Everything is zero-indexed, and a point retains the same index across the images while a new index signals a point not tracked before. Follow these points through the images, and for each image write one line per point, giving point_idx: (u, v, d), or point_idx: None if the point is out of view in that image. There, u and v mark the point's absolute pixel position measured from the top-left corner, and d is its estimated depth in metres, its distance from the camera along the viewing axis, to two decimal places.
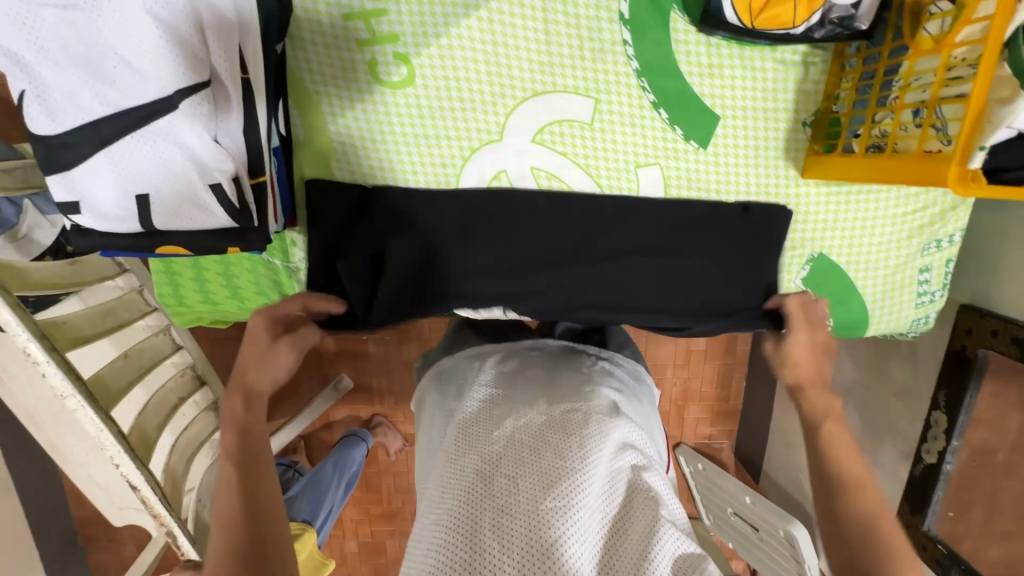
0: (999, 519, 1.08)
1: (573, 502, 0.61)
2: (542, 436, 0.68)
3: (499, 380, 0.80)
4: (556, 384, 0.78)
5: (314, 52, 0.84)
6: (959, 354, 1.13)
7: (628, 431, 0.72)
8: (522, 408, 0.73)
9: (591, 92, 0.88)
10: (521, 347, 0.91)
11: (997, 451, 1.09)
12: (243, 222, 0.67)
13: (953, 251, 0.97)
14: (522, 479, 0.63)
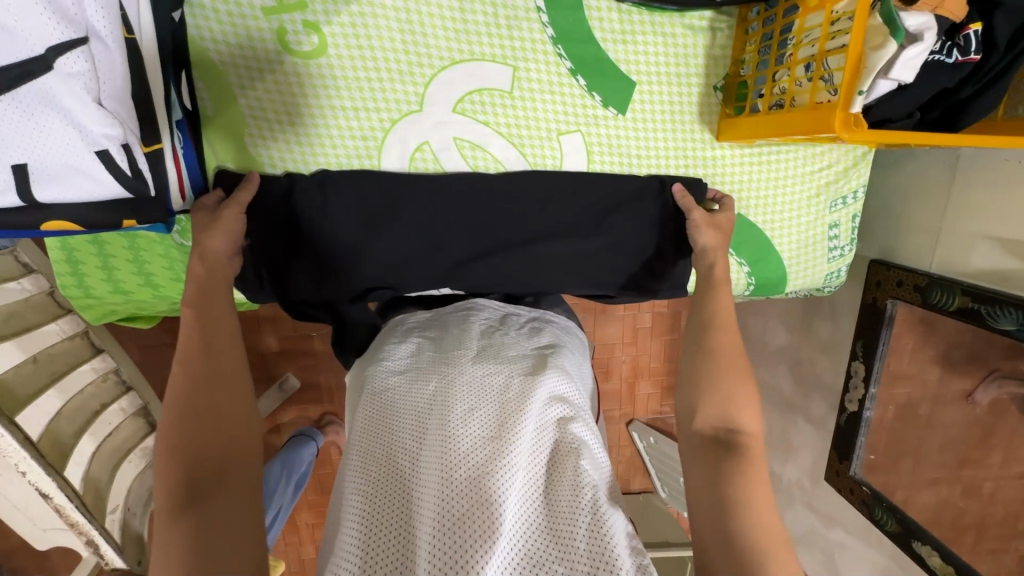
0: (926, 466, 1.16)
1: (501, 459, 0.62)
2: (471, 398, 0.68)
3: (423, 352, 0.79)
4: (481, 351, 0.77)
5: (216, 21, 0.80)
6: (872, 307, 1.21)
7: (557, 385, 0.74)
8: (450, 371, 0.73)
9: (509, 60, 0.89)
10: (449, 314, 0.90)
11: (921, 406, 1.17)
12: (142, 190, 0.65)
13: (857, 206, 1.03)
14: (450, 439, 0.64)
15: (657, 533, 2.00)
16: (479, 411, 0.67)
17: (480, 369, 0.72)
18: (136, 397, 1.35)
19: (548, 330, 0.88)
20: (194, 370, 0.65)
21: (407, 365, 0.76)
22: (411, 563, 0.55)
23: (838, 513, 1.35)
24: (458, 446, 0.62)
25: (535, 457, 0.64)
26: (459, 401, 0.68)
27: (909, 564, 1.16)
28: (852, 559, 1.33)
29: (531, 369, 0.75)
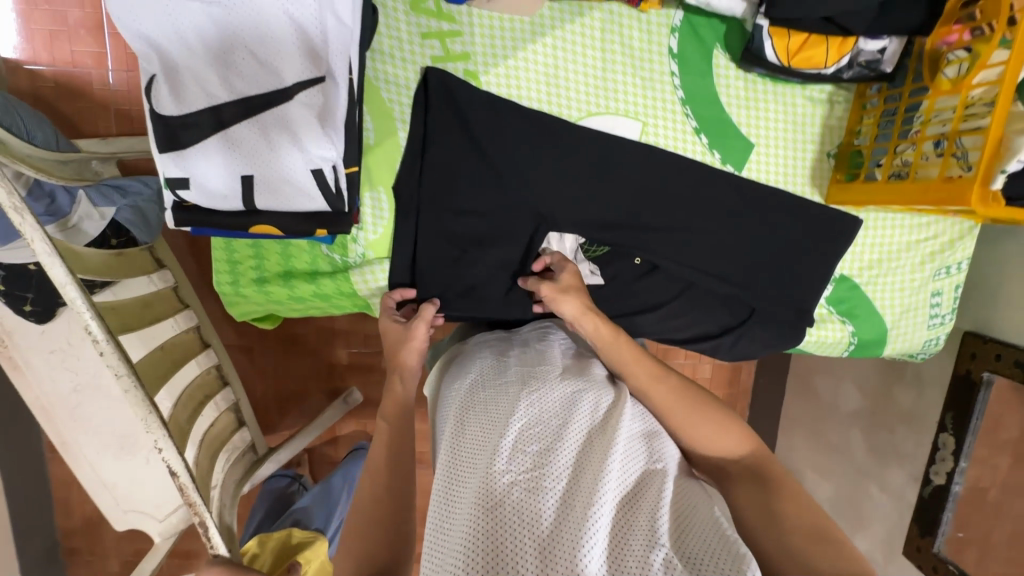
0: None
1: (593, 466, 0.63)
2: (558, 409, 0.71)
3: (509, 369, 0.83)
4: (568, 371, 0.81)
5: (392, 65, 0.92)
6: (964, 379, 1.21)
7: (641, 410, 0.75)
8: (536, 383, 0.76)
9: (639, 116, 0.97)
10: (532, 340, 0.93)
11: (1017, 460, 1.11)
12: (338, 206, 0.72)
13: (960, 277, 1.06)
14: (542, 446, 0.66)
15: None
16: (568, 418, 0.70)
17: (566, 385, 0.76)
18: (228, 393, 1.47)
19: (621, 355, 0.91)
20: (378, 475, 0.76)
21: (497, 381, 0.80)
22: (514, 556, 0.56)
23: None
24: (552, 447, 0.66)
25: (629, 466, 0.65)
26: (549, 409, 0.71)
27: None
28: None
29: (616, 391, 0.77)
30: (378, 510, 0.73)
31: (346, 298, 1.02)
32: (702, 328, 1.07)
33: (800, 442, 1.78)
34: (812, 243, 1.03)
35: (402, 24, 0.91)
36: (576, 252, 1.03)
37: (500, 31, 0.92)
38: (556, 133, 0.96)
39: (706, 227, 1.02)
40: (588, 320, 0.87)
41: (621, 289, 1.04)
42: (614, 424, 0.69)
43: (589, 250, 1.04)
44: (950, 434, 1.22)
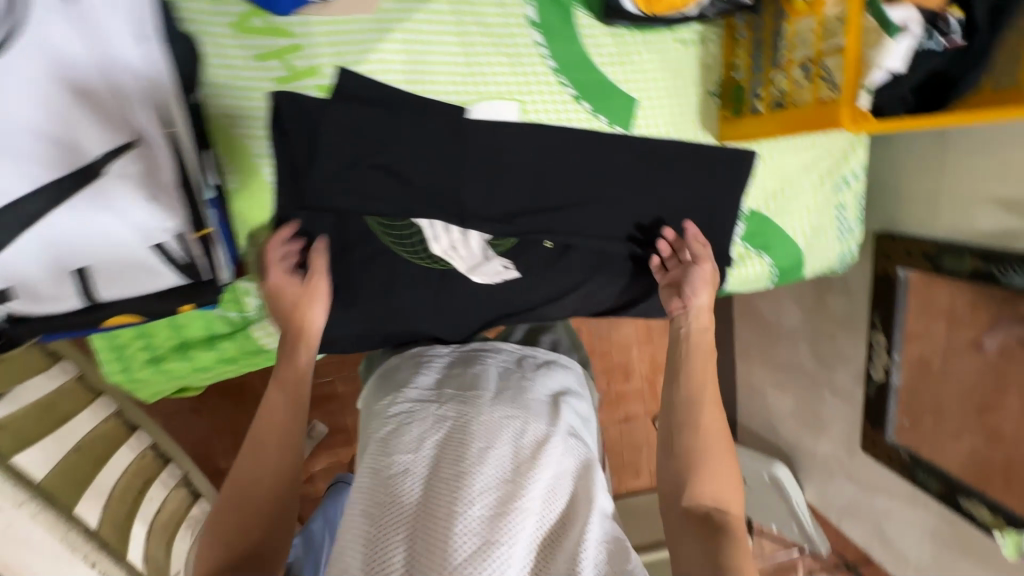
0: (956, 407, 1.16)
1: (512, 506, 0.66)
2: (485, 440, 0.72)
3: (440, 389, 0.82)
4: (501, 393, 0.80)
5: (234, 97, 0.83)
6: (884, 277, 1.26)
7: (571, 436, 0.77)
8: (464, 410, 0.76)
9: (515, 95, 0.92)
10: (467, 353, 0.92)
11: (936, 356, 1.19)
12: (195, 275, 0.67)
13: (860, 185, 1.08)
14: (464, 483, 0.67)
15: None
16: (492, 452, 0.71)
17: (496, 411, 0.76)
18: (175, 466, 1.41)
19: (556, 364, 0.93)
20: (257, 450, 0.73)
21: (426, 401, 0.79)
22: None
23: (883, 480, 1.38)
24: (471, 483, 0.67)
25: (549, 500, 0.69)
26: (475, 438, 0.71)
27: (956, 519, 1.20)
28: (899, 523, 1.36)
29: (547, 415, 0.78)
30: (256, 497, 0.70)
31: (256, 354, 0.96)
32: (626, 293, 1.07)
33: (757, 364, 1.84)
34: (720, 185, 1.00)
35: (230, 49, 0.81)
36: (486, 252, 0.98)
37: (341, 36, 0.84)
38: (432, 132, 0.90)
39: (612, 192, 0.98)
40: (710, 318, 0.88)
41: (539, 276, 1.03)
42: (540, 458, 0.71)
43: (497, 243, 0.98)
44: (881, 332, 1.27)
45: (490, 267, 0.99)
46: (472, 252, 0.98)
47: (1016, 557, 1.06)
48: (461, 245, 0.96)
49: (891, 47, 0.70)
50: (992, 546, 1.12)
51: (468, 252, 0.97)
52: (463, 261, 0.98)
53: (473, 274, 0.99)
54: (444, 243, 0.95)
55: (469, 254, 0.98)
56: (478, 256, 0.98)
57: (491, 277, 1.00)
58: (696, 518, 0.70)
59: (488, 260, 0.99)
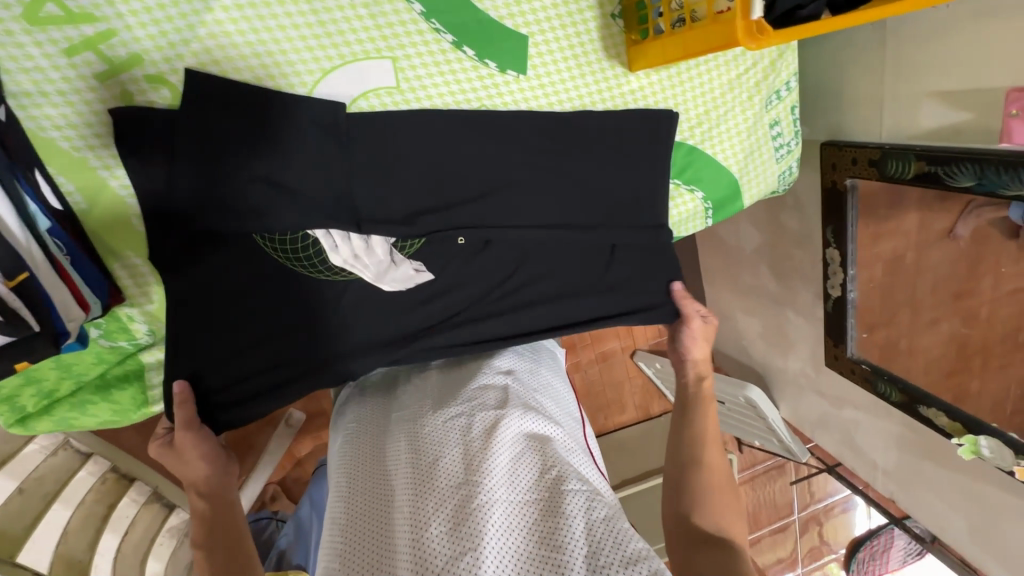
0: (925, 308, 1.15)
1: (473, 500, 0.63)
2: (435, 448, 0.70)
3: (387, 414, 0.81)
4: (444, 397, 0.79)
5: (51, 104, 0.71)
6: (832, 190, 1.17)
7: (525, 415, 0.75)
8: (411, 425, 0.75)
9: (384, 52, 0.80)
10: (411, 376, 0.91)
11: (906, 255, 1.15)
12: (23, 330, 0.60)
13: (793, 97, 0.98)
14: (422, 495, 0.65)
15: None
16: (443, 453, 0.69)
17: (442, 417, 0.75)
18: (143, 484, 1.36)
19: (503, 354, 0.91)
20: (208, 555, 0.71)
21: (377, 429, 0.78)
22: None
23: (848, 393, 1.37)
24: (428, 489, 0.65)
25: (515, 487, 0.66)
26: (423, 447, 0.71)
27: (919, 425, 1.18)
28: (867, 433, 1.36)
29: (498, 403, 0.77)
30: None
31: (159, 384, 0.90)
32: (554, 266, 0.99)
33: (723, 289, 1.80)
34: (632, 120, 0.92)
35: (28, 48, 0.68)
36: (392, 256, 0.90)
37: (159, 11, 0.71)
38: (295, 110, 0.78)
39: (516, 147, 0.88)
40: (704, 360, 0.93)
41: (456, 274, 0.94)
42: (494, 444, 0.69)
43: (405, 246, 0.91)
44: (834, 248, 1.22)
45: (401, 275, 0.90)
46: (378, 260, 0.89)
47: (973, 457, 1.05)
48: (365, 254, 0.88)
49: None
50: (953, 447, 1.11)
51: (373, 258, 0.88)
52: (369, 271, 0.88)
53: (382, 282, 0.88)
54: (345, 253, 0.87)
55: (374, 261, 0.88)
56: (384, 261, 0.89)
57: (404, 283, 0.90)
58: (700, 543, 0.72)
59: (397, 265, 0.90)
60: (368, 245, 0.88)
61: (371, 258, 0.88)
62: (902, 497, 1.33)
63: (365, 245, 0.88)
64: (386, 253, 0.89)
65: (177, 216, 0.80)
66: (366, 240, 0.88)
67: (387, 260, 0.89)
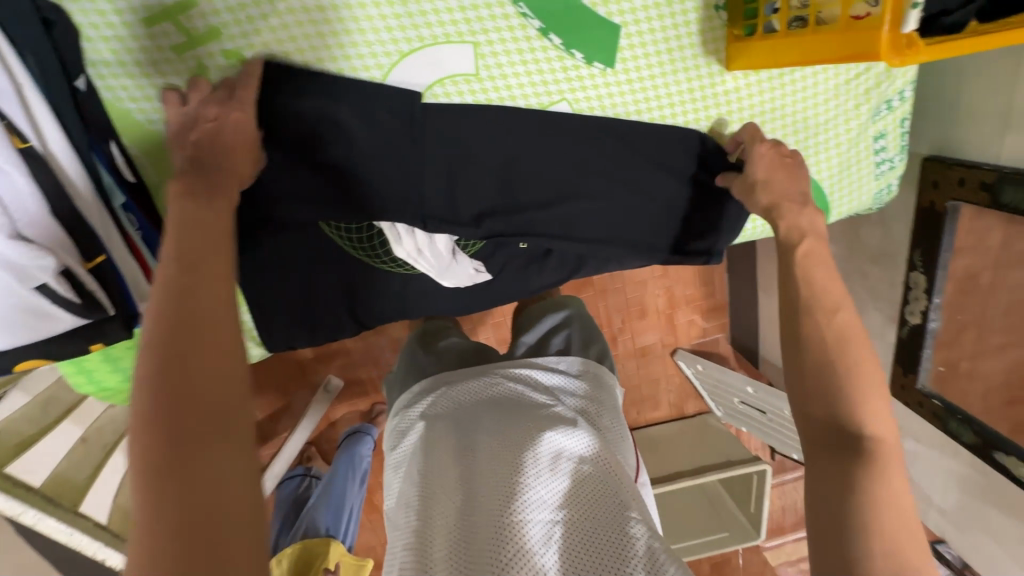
0: (990, 333, 1.02)
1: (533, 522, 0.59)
2: (497, 455, 0.66)
3: (444, 417, 0.74)
4: (510, 410, 0.73)
5: (125, 78, 0.69)
6: (929, 211, 1.07)
7: (592, 440, 0.70)
8: (474, 426, 0.71)
9: (466, 36, 0.75)
10: (461, 369, 0.83)
11: (981, 275, 1.01)
12: (99, 314, 0.66)
13: (905, 108, 0.88)
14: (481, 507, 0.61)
15: (717, 454, 2.00)
16: (515, 477, 0.63)
17: (507, 423, 0.70)
18: None
19: (572, 364, 0.85)
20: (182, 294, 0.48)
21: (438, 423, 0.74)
22: None
23: (909, 424, 1.29)
24: (501, 518, 0.59)
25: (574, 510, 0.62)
26: (492, 471, 0.64)
27: (990, 470, 1.10)
28: (925, 468, 1.29)
29: (566, 420, 0.72)
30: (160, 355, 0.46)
31: None
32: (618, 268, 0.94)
33: None
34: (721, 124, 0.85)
35: (105, 11, 0.65)
36: (456, 254, 0.93)
37: None
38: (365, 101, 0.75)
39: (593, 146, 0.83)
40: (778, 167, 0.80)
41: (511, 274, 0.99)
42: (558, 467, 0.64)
43: (466, 245, 0.94)
44: (921, 273, 1.12)
45: (458, 271, 0.95)
46: (440, 255, 0.92)
47: None
48: (426, 251, 0.90)
49: None
50: None
51: (435, 254, 0.92)
52: (430, 265, 0.92)
53: (443, 278, 0.94)
54: (408, 247, 0.89)
55: (436, 259, 0.92)
56: (447, 259, 0.93)
57: (459, 280, 0.96)
58: (816, 440, 0.61)
59: (458, 262, 0.94)
60: (431, 243, 0.90)
61: (433, 254, 0.91)
62: (955, 538, 1.26)
63: (429, 243, 0.90)
64: (449, 250, 0.92)
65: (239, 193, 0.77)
66: (431, 239, 0.90)
67: (448, 257, 0.93)
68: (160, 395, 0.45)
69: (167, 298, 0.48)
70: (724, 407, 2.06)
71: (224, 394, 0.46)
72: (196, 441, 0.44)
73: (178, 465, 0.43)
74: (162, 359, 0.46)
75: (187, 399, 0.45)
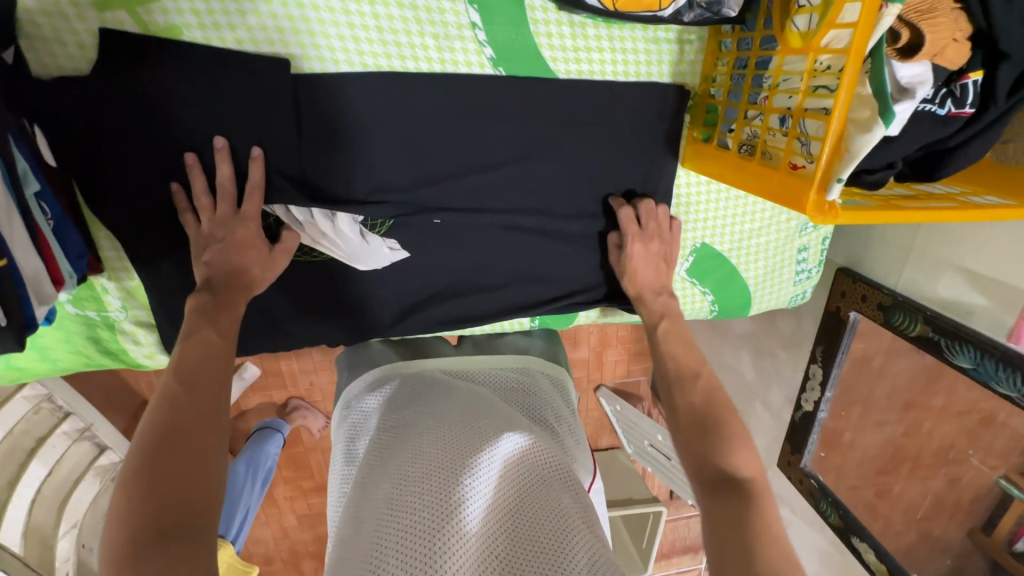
0: (875, 410, 1.17)
1: (475, 502, 0.58)
2: (446, 439, 0.65)
3: (399, 411, 0.74)
4: (468, 403, 0.74)
5: (62, 51, 0.65)
6: (834, 315, 1.18)
7: (536, 439, 0.69)
8: (426, 417, 0.70)
9: (438, 85, 0.74)
10: (425, 371, 0.84)
11: (874, 358, 1.14)
12: None
13: (828, 229, 0.97)
14: (423, 489, 0.59)
15: (620, 490, 2.09)
16: (463, 448, 0.63)
17: (458, 414, 0.70)
18: (77, 419, 1.30)
19: (532, 367, 0.88)
20: (188, 391, 0.56)
21: (391, 417, 0.74)
22: None
23: (788, 496, 1.41)
24: (447, 479, 0.59)
25: (515, 494, 0.60)
26: (444, 443, 0.64)
27: (846, 552, 1.23)
28: (795, 536, 1.41)
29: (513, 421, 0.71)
30: (162, 439, 0.51)
31: (112, 357, 0.83)
32: (547, 287, 0.91)
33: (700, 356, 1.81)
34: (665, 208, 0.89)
35: None
36: (363, 235, 0.80)
37: None
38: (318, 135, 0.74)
39: (546, 214, 0.84)
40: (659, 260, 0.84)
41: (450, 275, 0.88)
42: (505, 457, 0.64)
43: (373, 224, 0.81)
44: (819, 366, 1.23)
45: (373, 255, 0.82)
46: (346, 236, 0.79)
47: None
48: (328, 231, 0.78)
49: (879, 132, 0.52)
50: None
51: (339, 235, 0.78)
52: (338, 250, 0.80)
53: (357, 263, 0.82)
54: (310, 234, 0.78)
55: (343, 242, 0.79)
56: (355, 241, 0.79)
57: (374, 264, 0.83)
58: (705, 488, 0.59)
59: (368, 244, 0.80)
60: (332, 222, 0.77)
61: (337, 235, 0.78)
62: None
63: (331, 222, 0.77)
64: (354, 228, 0.79)
65: (167, 199, 0.73)
66: (331, 217, 0.77)
67: (355, 236, 0.79)
68: (158, 447, 0.51)
69: (175, 402, 0.54)
70: (634, 446, 2.14)
71: (195, 456, 0.52)
72: (172, 513, 0.48)
73: (160, 536, 0.46)
74: (163, 443, 0.51)
75: (173, 472, 0.50)
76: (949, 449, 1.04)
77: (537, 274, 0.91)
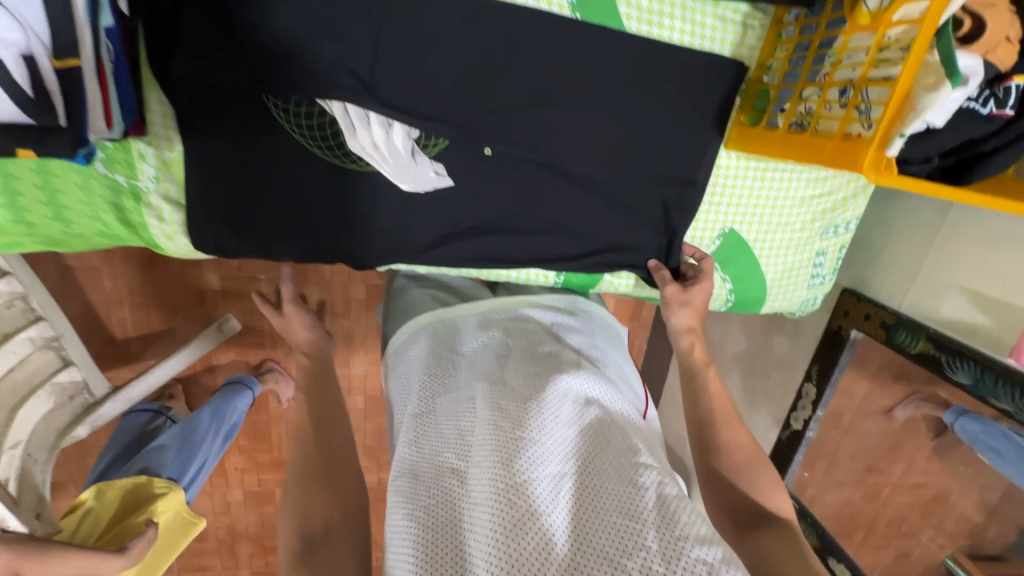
0: (839, 470, 1.22)
1: (542, 466, 0.56)
2: (500, 403, 0.63)
3: (446, 364, 0.72)
4: (519, 355, 0.72)
5: None
6: (834, 336, 1.19)
7: (591, 386, 0.66)
8: (476, 377, 0.68)
9: (516, 17, 0.77)
10: (464, 319, 0.80)
11: (844, 415, 1.20)
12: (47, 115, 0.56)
13: (846, 237, 1.02)
14: (486, 455, 0.58)
15: None
16: (520, 410, 0.61)
17: (509, 374, 0.68)
18: (47, 326, 1.21)
19: (579, 304, 0.88)
20: None
21: (441, 370, 0.71)
22: (469, 565, 0.51)
23: None
24: (509, 445, 0.57)
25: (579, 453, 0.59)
26: (499, 407, 0.62)
27: None
28: None
29: (565, 366, 0.69)
30: None
31: (132, 233, 0.80)
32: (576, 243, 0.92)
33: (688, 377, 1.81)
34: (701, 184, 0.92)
35: None
36: (413, 153, 0.80)
37: None
38: (391, 41, 0.75)
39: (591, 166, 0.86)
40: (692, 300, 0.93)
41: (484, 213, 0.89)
42: (564, 413, 0.62)
43: (429, 144, 0.82)
44: (812, 386, 1.22)
45: (417, 175, 0.82)
46: (396, 150, 0.79)
47: None
48: (380, 141, 0.78)
49: (945, 94, 0.57)
50: None
51: (389, 148, 0.78)
52: (385, 165, 0.79)
53: (401, 181, 0.81)
54: (364, 141, 0.77)
55: (393, 157, 0.79)
56: (405, 158, 0.80)
57: (416, 187, 0.83)
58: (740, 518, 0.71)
59: (416, 164, 0.81)
60: (386, 133, 0.77)
61: (388, 147, 0.78)
62: None
63: (385, 132, 0.77)
64: (406, 145, 0.79)
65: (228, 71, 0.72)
66: (386, 127, 0.77)
67: (405, 152, 0.79)
68: None
69: None
70: None
71: None
72: None
73: None
74: None
75: None
76: (901, 522, 1.12)
77: (569, 229, 0.92)
